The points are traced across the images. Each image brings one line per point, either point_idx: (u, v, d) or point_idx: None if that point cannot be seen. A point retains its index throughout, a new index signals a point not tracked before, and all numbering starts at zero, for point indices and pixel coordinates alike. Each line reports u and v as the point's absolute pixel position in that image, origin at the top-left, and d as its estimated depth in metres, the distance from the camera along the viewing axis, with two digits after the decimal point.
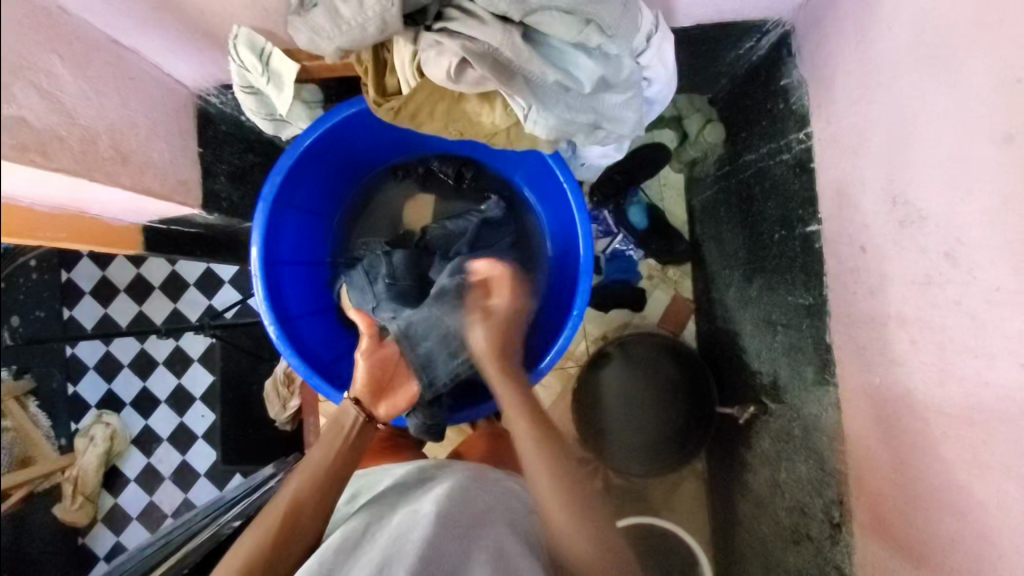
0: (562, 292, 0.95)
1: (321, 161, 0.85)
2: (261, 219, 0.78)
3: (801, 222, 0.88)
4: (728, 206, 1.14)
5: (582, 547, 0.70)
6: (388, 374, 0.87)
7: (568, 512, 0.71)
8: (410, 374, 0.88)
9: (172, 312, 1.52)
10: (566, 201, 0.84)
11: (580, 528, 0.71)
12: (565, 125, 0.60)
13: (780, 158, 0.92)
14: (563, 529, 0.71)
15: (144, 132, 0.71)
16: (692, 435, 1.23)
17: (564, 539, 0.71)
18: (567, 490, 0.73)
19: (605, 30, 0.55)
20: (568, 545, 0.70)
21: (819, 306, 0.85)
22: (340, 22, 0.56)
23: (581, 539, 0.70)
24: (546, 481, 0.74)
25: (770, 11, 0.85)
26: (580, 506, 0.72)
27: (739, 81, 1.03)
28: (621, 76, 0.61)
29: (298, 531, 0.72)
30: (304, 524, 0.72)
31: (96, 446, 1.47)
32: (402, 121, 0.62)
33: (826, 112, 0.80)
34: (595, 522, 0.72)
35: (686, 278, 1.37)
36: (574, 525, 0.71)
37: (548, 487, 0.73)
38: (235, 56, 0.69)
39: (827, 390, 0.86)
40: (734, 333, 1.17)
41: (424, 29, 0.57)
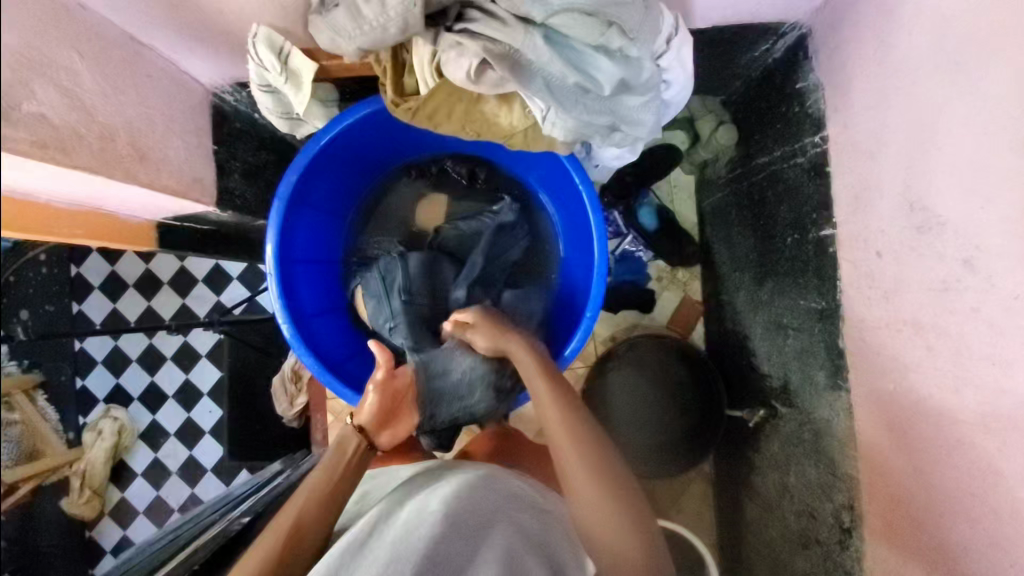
0: (575, 295, 0.95)
1: (337, 159, 0.86)
2: (277, 217, 0.78)
3: (814, 226, 0.88)
4: (740, 209, 1.14)
5: (610, 526, 0.69)
6: (395, 409, 0.85)
7: (597, 486, 0.71)
8: (417, 411, 0.87)
9: (181, 308, 1.53)
10: (580, 201, 0.84)
11: (610, 503, 0.70)
12: (582, 127, 0.61)
13: (794, 162, 0.91)
14: (594, 506, 0.70)
15: (160, 130, 0.71)
16: (700, 437, 1.23)
17: (593, 517, 0.70)
18: (593, 464, 0.72)
19: (627, 33, 0.55)
20: (597, 524, 0.70)
21: (832, 311, 0.85)
22: (361, 23, 0.56)
23: (611, 515, 0.69)
24: (570, 454, 0.73)
25: (787, 13, 0.84)
26: (608, 480, 0.71)
27: (754, 83, 1.02)
28: (642, 79, 0.60)
29: (304, 542, 0.70)
30: (310, 534, 0.71)
31: (103, 442, 1.44)
32: (419, 121, 0.62)
33: (843, 116, 0.79)
34: (624, 495, 0.71)
35: (695, 280, 1.36)
36: (602, 500, 0.70)
37: (577, 460, 0.72)
38: (254, 54, 0.68)
39: (839, 395, 0.86)
40: (743, 336, 1.17)
41: (445, 30, 0.57)
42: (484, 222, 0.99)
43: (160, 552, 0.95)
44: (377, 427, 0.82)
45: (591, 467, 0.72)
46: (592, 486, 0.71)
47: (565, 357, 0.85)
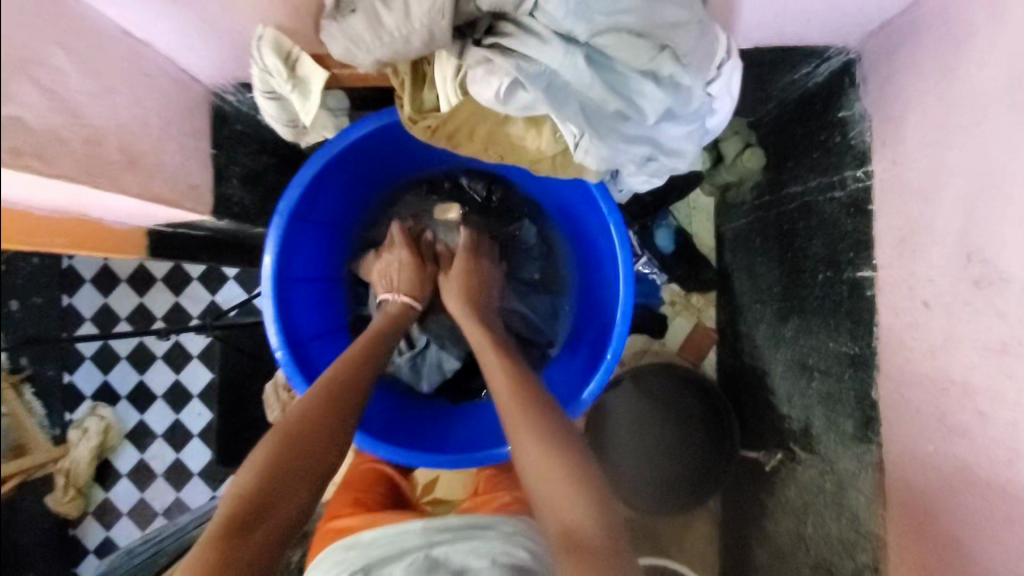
0: (588, 325, 0.89)
1: (346, 173, 0.80)
2: (277, 234, 0.72)
3: (851, 265, 0.82)
4: (765, 239, 1.08)
5: (553, 467, 0.62)
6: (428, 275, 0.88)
7: (534, 439, 0.64)
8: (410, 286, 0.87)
9: (174, 307, 1.50)
10: (604, 233, 0.78)
11: (552, 449, 0.63)
12: (618, 156, 0.55)
13: (832, 195, 0.86)
14: (528, 449, 0.64)
15: (155, 134, 0.65)
16: (706, 472, 1.17)
17: (529, 459, 0.64)
18: (531, 412, 0.67)
19: (679, 58, 0.50)
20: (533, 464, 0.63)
21: (866, 358, 0.79)
22: (381, 33, 0.50)
23: (553, 452, 0.63)
24: (501, 383, 0.71)
25: (835, 38, 0.79)
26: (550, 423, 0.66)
27: (789, 107, 0.96)
28: (690, 108, 0.54)
29: (297, 473, 0.63)
30: (305, 459, 0.64)
31: (88, 440, 1.47)
32: (437, 141, 0.57)
33: (892, 152, 0.74)
34: (564, 435, 0.65)
35: (710, 307, 1.31)
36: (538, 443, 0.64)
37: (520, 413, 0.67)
38: (257, 59, 0.62)
39: (867, 448, 0.80)
40: (761, 372, 1.11)
41: (472, 44, 0.52)
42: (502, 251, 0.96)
43: (141, 565, 0.91)
44: (423, 288, 0.87)
45: (526, 413, 0.67)
46: (533, 429, 0.65)
47: (584, 398, 0.78)
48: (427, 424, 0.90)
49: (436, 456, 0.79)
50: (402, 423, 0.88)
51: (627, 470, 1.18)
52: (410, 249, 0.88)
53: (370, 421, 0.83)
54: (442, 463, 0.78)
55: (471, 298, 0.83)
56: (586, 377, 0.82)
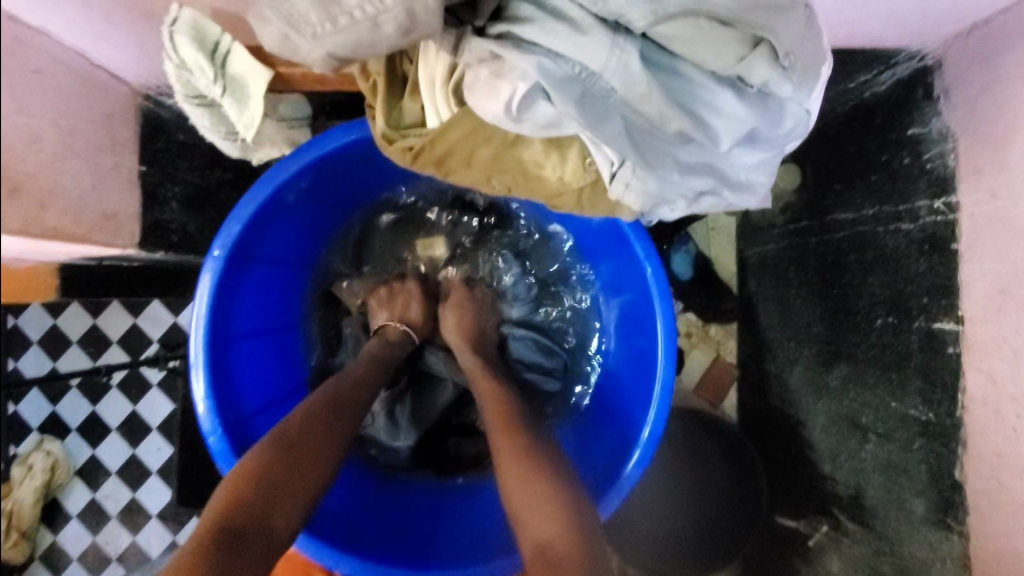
0: (609, 384, 0.76)
1: (303, 202, 0.65)
2: (211, 282, 0.59)
3: (922, 313, 0.69)
4: (800, 269, 0.92)
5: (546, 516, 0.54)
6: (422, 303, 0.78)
7: (527, 472, 0.57)
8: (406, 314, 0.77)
9: (132, 330, 1.33)
10: (640, 284, 0.65)
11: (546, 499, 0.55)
12: (668, 192, 0.41)
13: (896, 228, 0.72)
14: (520, 489, 0.56)
15: (53, 148, 0.49)
16: (728, 536, 1.01)
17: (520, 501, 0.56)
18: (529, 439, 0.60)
19: (779, 60, 0.36)
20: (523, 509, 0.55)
21: (945, 429, 0.66)
22: (337, 13, 0.35)
23: (547, 495, 0.55)
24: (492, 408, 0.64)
25: (912, 39, 0.65)
26: (546, 461, 0.59)
27: (833, 122, 0.82)
28: (778, 130, 0.40)
29: (267, 499, 0.54)
30: (277, 482, 0.56)
31: (32, 479, 1.33)
32: (422, 167, 0.42)
33: (986, 180, 0.60)
34: (563, 474, 0.57)
35: (730, 340, 1.15)
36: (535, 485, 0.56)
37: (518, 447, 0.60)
38: (171, 51, 0.47)
39: (947, 537, 0.66)
40: (795, 422, 0.96)
41: (473, 33, 0.37)
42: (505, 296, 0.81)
43: None
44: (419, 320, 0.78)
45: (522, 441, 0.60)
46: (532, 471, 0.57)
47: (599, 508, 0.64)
48: (404, 516, 0.75)
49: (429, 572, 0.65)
50: (372, 523, 0.72)
51: (639, 526, 1.03)
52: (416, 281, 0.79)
53: (335, 525, 0.68)
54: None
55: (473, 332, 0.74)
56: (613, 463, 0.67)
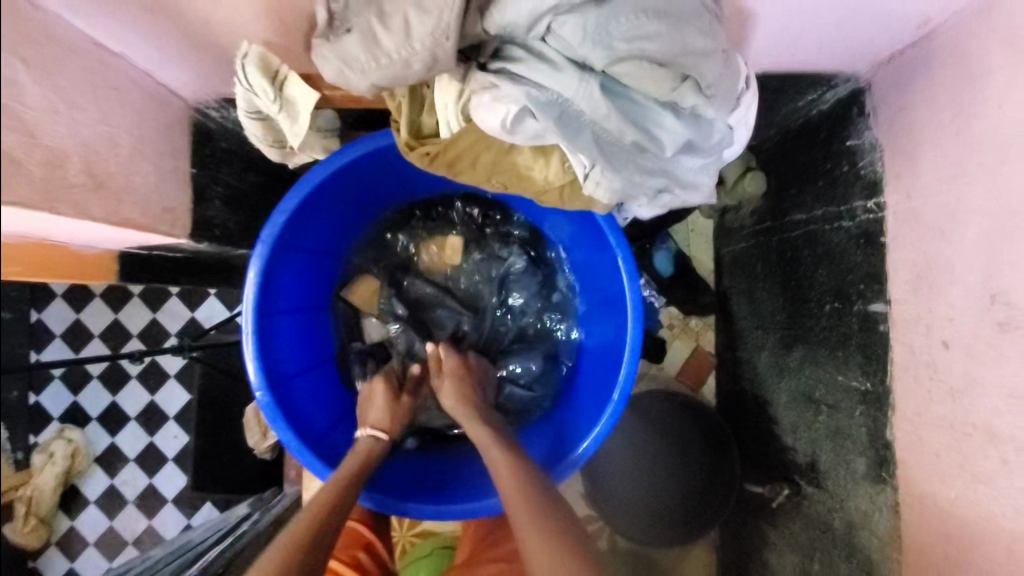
0: (591, 360, 0.85)
1: (332, 200, 0.75)
2: (258, 266, 0.68)
3: (860, 298, 0.80)
4: (766, 263, 1.04)
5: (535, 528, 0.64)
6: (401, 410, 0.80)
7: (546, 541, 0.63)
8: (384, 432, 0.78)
9: (151, 324, 1.43)
10: (611, 265, 0.74)
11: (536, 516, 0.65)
12: (631, 189, 0.51)
13: (839, 225, 0.83)
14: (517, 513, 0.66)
15: (126, 153, 0.59)
16: (704, 502, 1.11)
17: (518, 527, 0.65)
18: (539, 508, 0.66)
19: (703, 89, 0.46)
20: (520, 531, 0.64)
21: (880, 395, 0.76)
22: (377, 54, 0.45)
23: (545, 535, 0.63)
24: (506, 473, 0.70)
25: (843, 66, 0.77)
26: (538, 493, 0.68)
27: (791, 134, 0.94)
28: (710, 141, 0.51)
29: None
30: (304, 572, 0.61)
31: (54, 465, 1.41)
32: (437, 168, 0.53)
33: (905, 184, 0.71)
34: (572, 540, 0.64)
35: (709, 331, 1.26)
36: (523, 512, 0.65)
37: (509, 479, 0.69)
38: (241, 77, 0.58)
39: (882, 490, 0.77)
40: (762, 401, 1.07)
41: (478, 68, 0.48)
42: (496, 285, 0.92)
43: None
44: (399, 424, 0.80)
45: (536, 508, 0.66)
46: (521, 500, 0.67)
47: (574, 458, 0.75)
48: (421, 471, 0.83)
49: (442, 507, 0.74)
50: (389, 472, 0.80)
51: (621, 492, 1.14)
52: (387, 381, 0.82)
53: None
54: (432, 514, 0.74)
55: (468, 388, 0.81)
56: (565, 444, 0.79)
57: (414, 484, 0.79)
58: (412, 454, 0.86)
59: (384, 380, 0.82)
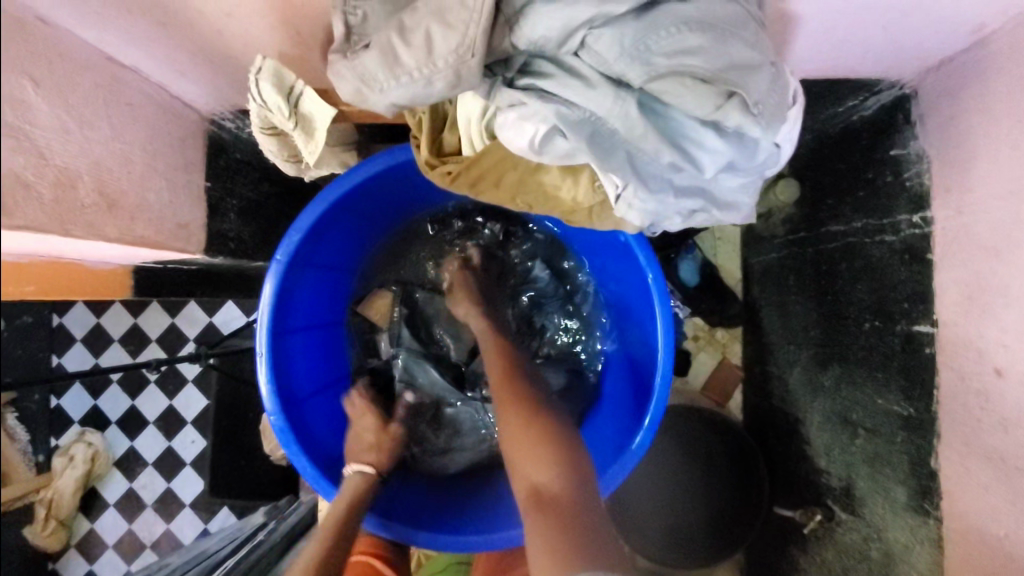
0: (619, 378, 0.81)
1: (349, 215, 0.73)
2: (273, 284, 0.66)
3: (904, 318, 0.75)
4: (799, 276, 0.99)
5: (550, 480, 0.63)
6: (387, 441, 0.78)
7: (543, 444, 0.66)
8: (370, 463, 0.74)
9: (169, 329, 1.43)
10: (640, 282, 0.71)
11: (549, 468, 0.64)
12: (664, 211, 0.48)
13: (880, 240, 0.79)
14: (532, 467, 0.65)
15: (140, 170, 0.58)
16: (730, 525, 1.07)
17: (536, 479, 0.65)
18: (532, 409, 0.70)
19: (750, 108, 0.41)
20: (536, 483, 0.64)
21: (924, 422, 0.72)
22: (397, 72, 0.42)
23: (537, 433, 0.67)
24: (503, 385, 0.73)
25: (888, 71, 0.73)
26: (550, 442, 0.66)
27: (828, 141, 0.89)
28: (755, 162, 0.46)
29: None
30: None
31: (74, 468, 1.41)
32: (457, 188, 0.50)
33: (956, 199, 0.67)
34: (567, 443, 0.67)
35: (735, 343, 1.21)
36: (539, 466, 0.65)
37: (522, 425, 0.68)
38: (255, 93, 0.55)
39: (925, 522, 0.72)
40: (793, 420, 1.02)
41: (505, 84, 0.45)
42: (519, 300, 0.88)
43: None
44: (387, 457, 0.76)
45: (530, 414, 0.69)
46: (535, 449, 0.66)
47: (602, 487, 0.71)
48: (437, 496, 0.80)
49: (455, 536, 0.70)
50: (404, 497, 0.78)
51: (644, 509, 1.11)
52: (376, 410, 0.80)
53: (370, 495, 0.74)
54: (441, 542, 0.70)
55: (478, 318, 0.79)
56: (624, 433, 0.73)
57: (426, 509, 0.76)
58: (431, 478, 0.83)
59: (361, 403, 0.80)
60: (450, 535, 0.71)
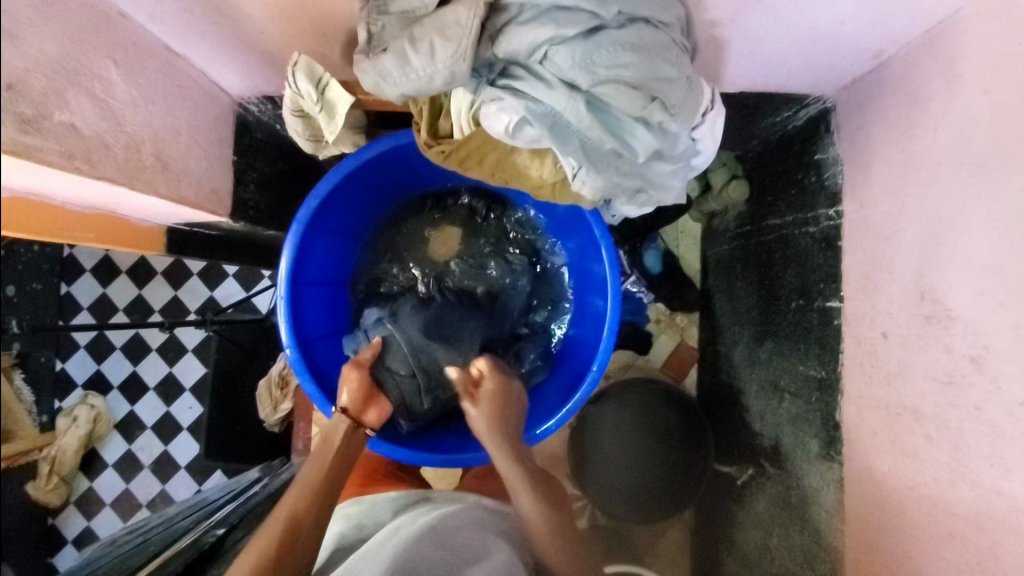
0: (580, 333, 0.94)
1: (359, 187, 0.85)
2: (294, 240, 0.78)
3: (821, 295, 0.89)
4: (745, 264, 1.14)
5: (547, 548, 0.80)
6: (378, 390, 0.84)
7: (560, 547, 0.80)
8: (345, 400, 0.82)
9: (172, 301, 1.50)
10: (598, 253, 0.84)
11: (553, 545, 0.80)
12: (611, 187, 0.61)
13: (806, 230, 0.93)
14: (537, 526, 0.80)
15: (184, 141, 0.70)
16: (685, 485, 1.20)
17: (539, 543, 0.80)
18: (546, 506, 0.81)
19: (668, 108, 0.56)
20: (540, 542, 0.80)
21: (831, 382, 0.86)
22: (407, 70, 0.55)
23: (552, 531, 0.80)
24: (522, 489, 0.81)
25: (813, 88, 0.87)
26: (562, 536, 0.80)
27: (772, 146, 1.04)
28: (676, 149, 0.62)
29: None
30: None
31: (77, 428, 1.42)
32: (449, 165, 0.63)
33: (859, 195, 0.81)
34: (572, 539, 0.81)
35: (692, 327, 1.35)
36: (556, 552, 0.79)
37: (533, 509, 0.81)
38: (291, 82, 0.68)
39: (831, 466, 0.85)
40: (737, 390, 1.17)
41: (488, 83, 0.58)
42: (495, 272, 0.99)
43: (129, 559, 0.93)
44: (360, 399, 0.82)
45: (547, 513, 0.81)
46: (544, 523, 0.80)
47: (536, 433, 0.85)
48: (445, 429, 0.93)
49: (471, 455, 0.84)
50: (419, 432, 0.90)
51: (606, 476, 1.20)
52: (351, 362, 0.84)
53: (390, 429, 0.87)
54: (426, 461, 0.83)
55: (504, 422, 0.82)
56: (546, 412, 0.89)
57: (441, 437, 0.90)
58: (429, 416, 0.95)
59: (358, 364, 0.84)
60: (436, 453, 0.84)
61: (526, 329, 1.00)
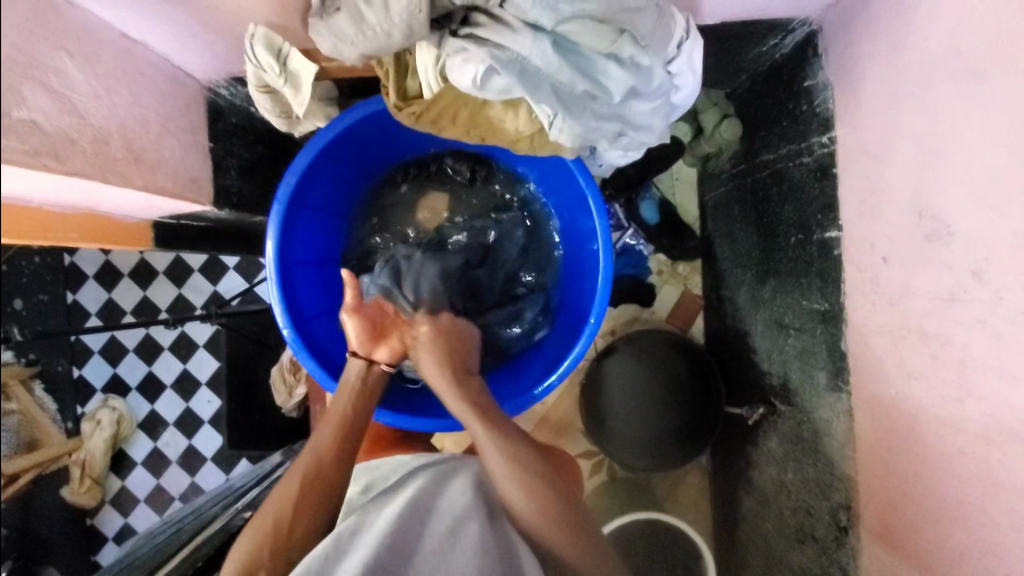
0: (576, 287, 0.94)
1: (337, 159, 0.84)
2: (276, 220, 0.78)
3: (819, 227, 0.87)
4: (742, 206, 1.11)
5: (542, 518, 0.70)
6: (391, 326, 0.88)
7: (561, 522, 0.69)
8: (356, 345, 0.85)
9: (178, 298, 1.49)
10: (585, 203, 0.83)
11: (549, 513, 0.70)
12: (589, 132, 0.61)
13: (801, 161, 0.91)
14: (525, 495, 0.71)
15: (155, 130, 0.69)
16: (699, 433, 1.20)
17: (534, 517, 0.70)
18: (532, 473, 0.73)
19: (638, 41, 0.56)
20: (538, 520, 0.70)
21: (835, 313, 0.85)
22: (364, 28, 0.55)
23: (536, 500, 0.70)
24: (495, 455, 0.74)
25: (797, 10, 0.83)
26: (555, 508, 0.70)
27: (759, 79, 1.01)
28: (652, 85, 0.61)
29: (296, 531, 0.68)
30: (306, 514, 0.69)
31: (102, 430, 1.45)
32: (422, 126, 0.63)
33: (852, 118, 0.78)
34: (567, 513, 0.70)
35: (695, 274, 1.33)
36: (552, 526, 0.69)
37: (510, 479, 0.72)
38: (250, 56, 0.66)
39: (839, 397, 0.85)
40: (743, 332, 1.16)
41: (449, 34, 0.57)
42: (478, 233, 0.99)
43: (162, 548, 0.96)
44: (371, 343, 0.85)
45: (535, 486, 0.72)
46: (530, 495, 0.71)
47: (541, 389, 0.85)
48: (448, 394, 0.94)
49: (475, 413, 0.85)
50: (422, 400, 0.92)
51: (618, 428, 1.21)
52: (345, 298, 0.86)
53: (390, 401, 0.89)
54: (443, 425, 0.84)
55: (449, 367, 0.83)
56: (548, 368, 0.89)
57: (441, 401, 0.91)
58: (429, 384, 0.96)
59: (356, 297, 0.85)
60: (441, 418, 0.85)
61: (523, 288, 1.00)
